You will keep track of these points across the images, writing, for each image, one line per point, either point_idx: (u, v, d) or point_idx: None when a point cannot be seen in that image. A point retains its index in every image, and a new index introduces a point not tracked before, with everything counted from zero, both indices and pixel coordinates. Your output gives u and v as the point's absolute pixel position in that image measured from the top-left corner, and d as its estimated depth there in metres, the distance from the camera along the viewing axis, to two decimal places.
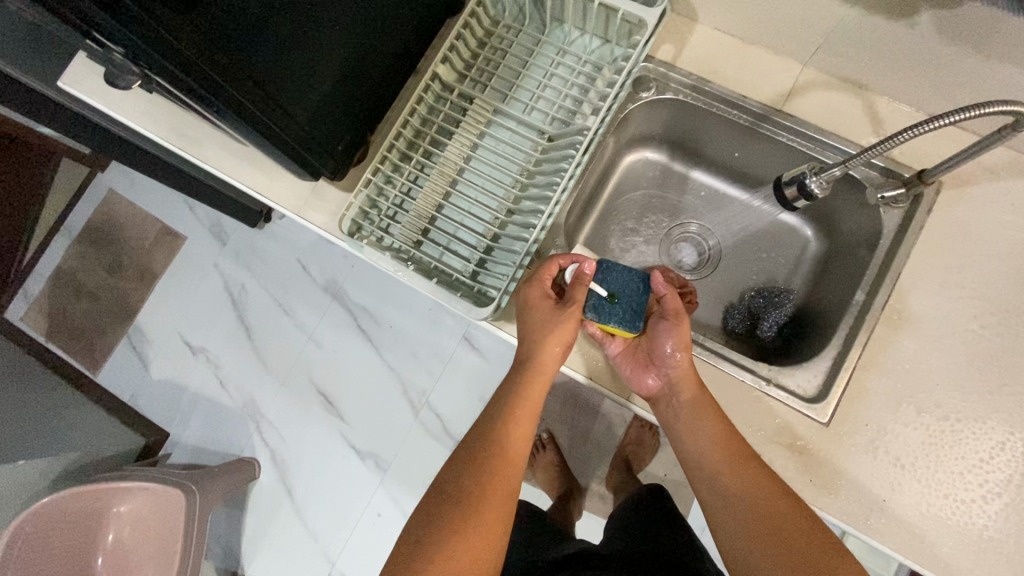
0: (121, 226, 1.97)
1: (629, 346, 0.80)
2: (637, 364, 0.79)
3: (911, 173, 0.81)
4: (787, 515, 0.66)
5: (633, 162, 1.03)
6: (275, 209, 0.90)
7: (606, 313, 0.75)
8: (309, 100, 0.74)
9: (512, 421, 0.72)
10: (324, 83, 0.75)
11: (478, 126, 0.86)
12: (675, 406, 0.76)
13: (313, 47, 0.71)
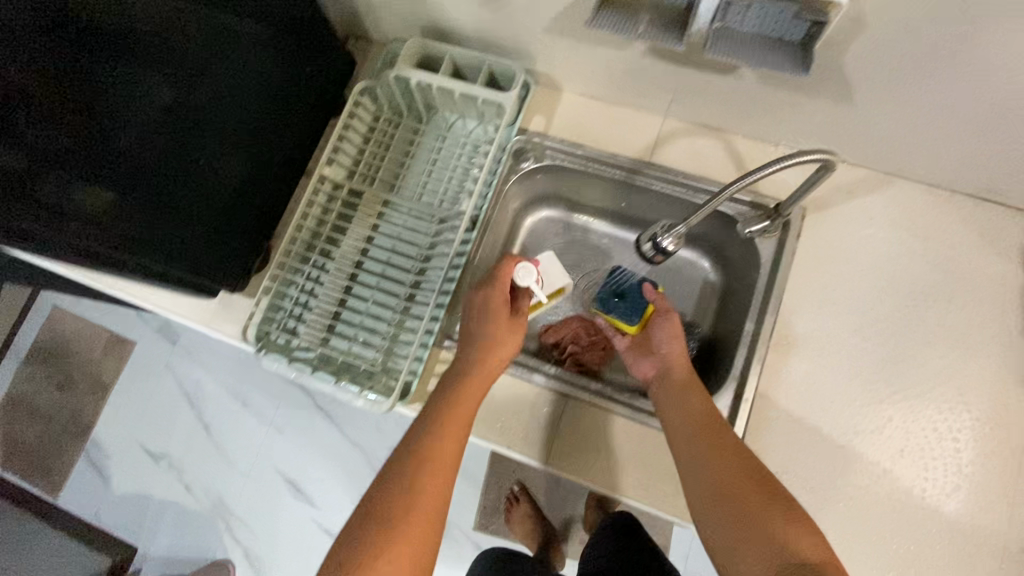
0: (69, 341, 1.95)
1: (636, 343, 0.93)
2: (638, 355, 0.91)
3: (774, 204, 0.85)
4: (767, 498, 0.65)
5: (534, 222, 1.08)
6: (185, 324, 0.91)
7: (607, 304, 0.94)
8: (198, 231, 0.77)
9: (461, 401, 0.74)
10: (211, 212, 0.78)
11: (370, 218, 0.91)
12: (664, 387, 0.81)
13: (196, 184, 0.74)
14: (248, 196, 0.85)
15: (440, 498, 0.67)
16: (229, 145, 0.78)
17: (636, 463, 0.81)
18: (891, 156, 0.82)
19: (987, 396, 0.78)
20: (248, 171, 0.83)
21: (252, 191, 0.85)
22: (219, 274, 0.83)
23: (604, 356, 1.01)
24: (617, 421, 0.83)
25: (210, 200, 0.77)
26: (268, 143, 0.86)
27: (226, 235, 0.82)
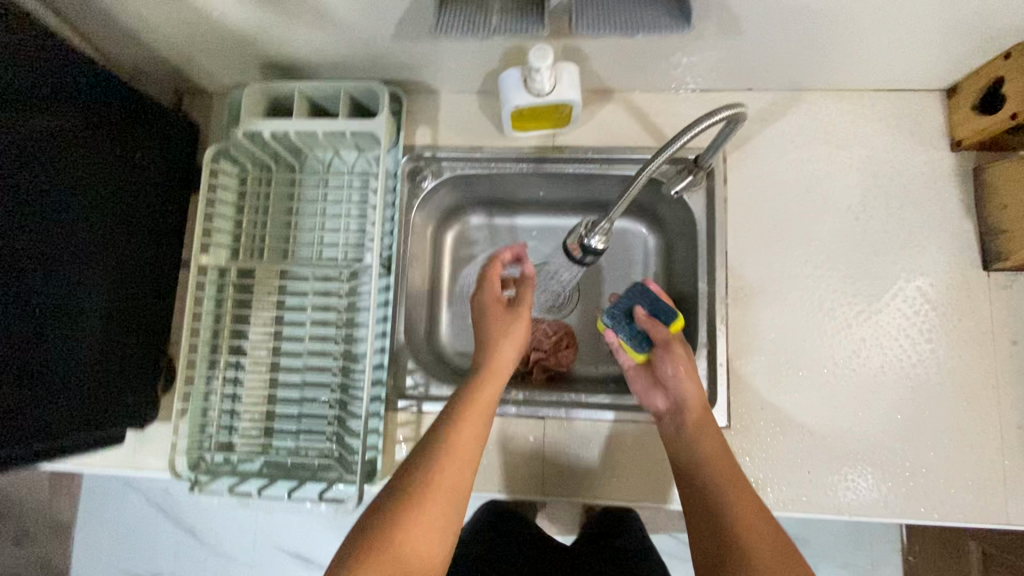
0: (9, 491, 1.76)
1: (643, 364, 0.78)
2: (646, 383, 0.77)
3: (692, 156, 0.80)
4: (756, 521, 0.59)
5: (455, 237, 1.00)
6: (107, 473, 0.80)
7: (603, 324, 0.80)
8: (81, 381, 0.66)
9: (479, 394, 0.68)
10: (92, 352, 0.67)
11: (272, 296, 0.80)
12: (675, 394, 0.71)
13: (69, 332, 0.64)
14: (134, 321, 0.74)
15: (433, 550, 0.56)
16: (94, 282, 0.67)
17: (631, 464, 0.76)
18: (795, 72, 0.77)
19: (947, 288, 0.76)
20: (124, 297, 0.72)
21: (135, 313, 0.74)
22: (131, 415, 0.74)
23: (569, 354, 0.95)
24: (600, 428, 0.78)
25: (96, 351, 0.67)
26: (134, 255, 0.73)
27: (125, 373, 0.72)
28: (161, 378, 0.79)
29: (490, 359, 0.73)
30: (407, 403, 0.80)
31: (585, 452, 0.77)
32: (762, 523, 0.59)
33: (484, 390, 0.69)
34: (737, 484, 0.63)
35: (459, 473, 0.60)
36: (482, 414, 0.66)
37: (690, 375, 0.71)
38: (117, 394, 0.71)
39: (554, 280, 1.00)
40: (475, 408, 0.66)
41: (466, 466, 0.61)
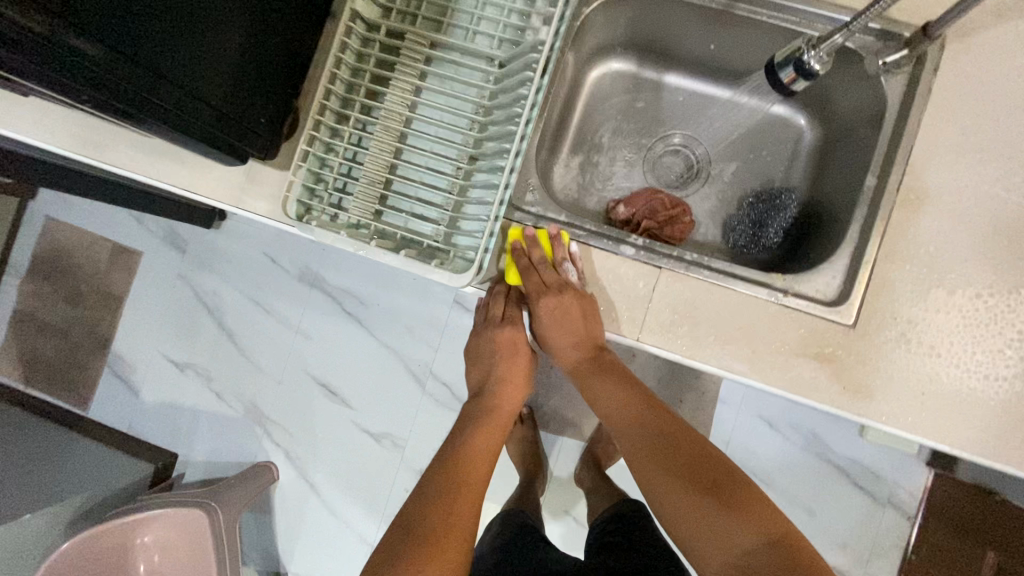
0: (70, 253, 1.82)
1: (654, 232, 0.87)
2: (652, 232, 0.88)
3: (912, 31, 0.71)
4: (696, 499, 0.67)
5: (599, 78, 0.93)
6: (211, 205, 0.79)
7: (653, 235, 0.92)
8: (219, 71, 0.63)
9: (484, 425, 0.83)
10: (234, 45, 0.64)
11: (416, 66, 0.75)
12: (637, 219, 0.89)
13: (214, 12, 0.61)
14: (271, 31, 0.68)
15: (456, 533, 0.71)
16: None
17: (742, 337, 0.72)
18: None
19: None
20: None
21: (274, 23, 0.68)
22: (248, 132, 0.70)
23: (685, 228, 0.88)
24: (717, 295, 0.73)
25: (222, 39, 0.62)
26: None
27: (249, 82, 0.68)
28: (286, 113, 0.75)
29: (499, 400, 0.86)
30: (523, 216, 0.76)
31: (696, 312, 0.73)
32: (678, 494, 0.69)
33: (490, 424, 0.84)
34: (648, 458, 0.72)
35: (479, 476, 0.77)
36: (488, 445, 0.82)
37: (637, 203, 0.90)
38: (237, 100, 0.67)
39: (687, 152, 0.93)
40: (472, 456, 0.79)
41: (479, 471, 0.78)
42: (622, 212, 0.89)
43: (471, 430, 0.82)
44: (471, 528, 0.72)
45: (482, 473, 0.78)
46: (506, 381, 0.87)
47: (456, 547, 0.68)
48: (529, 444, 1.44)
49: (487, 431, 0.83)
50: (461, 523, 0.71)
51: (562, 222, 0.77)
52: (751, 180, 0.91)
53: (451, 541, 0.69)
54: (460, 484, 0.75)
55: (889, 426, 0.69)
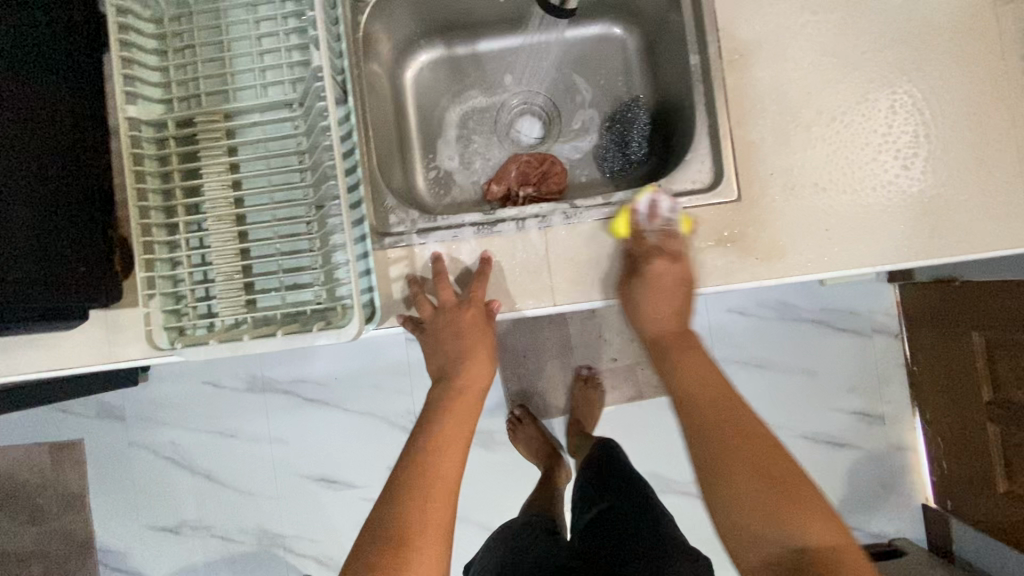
0: (13, 473, 1.70)
1: (528, 188, 0.86)
2: (530, 190, 0.85)
3: None
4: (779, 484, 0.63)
5: (417, 75, 0.90)
6: (85, 373, 0.73)
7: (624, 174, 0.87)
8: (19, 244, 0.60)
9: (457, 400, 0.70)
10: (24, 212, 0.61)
11: (220, 143, 0.70)
12: (511, 191, 0.86)
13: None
14: (51, 163, 0.64)
15: (428, 528, 0.61)
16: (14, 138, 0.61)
17: (647, 256, 0.71)
18: None
19: (959, 10, 0.70)
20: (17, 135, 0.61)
21: (47, 156, 0.64)
22: (72, 287, 0.65)
23: (561, 177, 0.87)
24: (607, 226, 0.71)
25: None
26: None
27: (54, 223, 0.64)
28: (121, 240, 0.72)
29: (463, 380, 0.72)
30: (394, 239, 0.73)
31: (597, 252, 0.71)
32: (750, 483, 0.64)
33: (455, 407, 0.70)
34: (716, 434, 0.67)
35: (452, 466, 0.66)
36: (462, 438, 0.69)
37: (502, 180, 0.87)
38: (48, 247, 0.63)
39: (531, 106, 0.92)
40: (448, 437, 0.68)
41: (452, 457, 0.67)
42: (497, 189, 0.87)
43: (436, 425, 0.69)
44: (447, 522, 0.63)
45: (455, 475, 0.66)
46: (469, 359, 0.72)
47: (432, 549, 0.60)
48: (537, 440, 1.38)
49: (456, 417, 0.70)
50: (440, 511, 0.63)
51: (439, 227, 0.73)
52: (601, 106, 0.91)
53: (423, 533, 0.61)
54: (434, 481, 0.64)
55: (810, 274, 0.70)
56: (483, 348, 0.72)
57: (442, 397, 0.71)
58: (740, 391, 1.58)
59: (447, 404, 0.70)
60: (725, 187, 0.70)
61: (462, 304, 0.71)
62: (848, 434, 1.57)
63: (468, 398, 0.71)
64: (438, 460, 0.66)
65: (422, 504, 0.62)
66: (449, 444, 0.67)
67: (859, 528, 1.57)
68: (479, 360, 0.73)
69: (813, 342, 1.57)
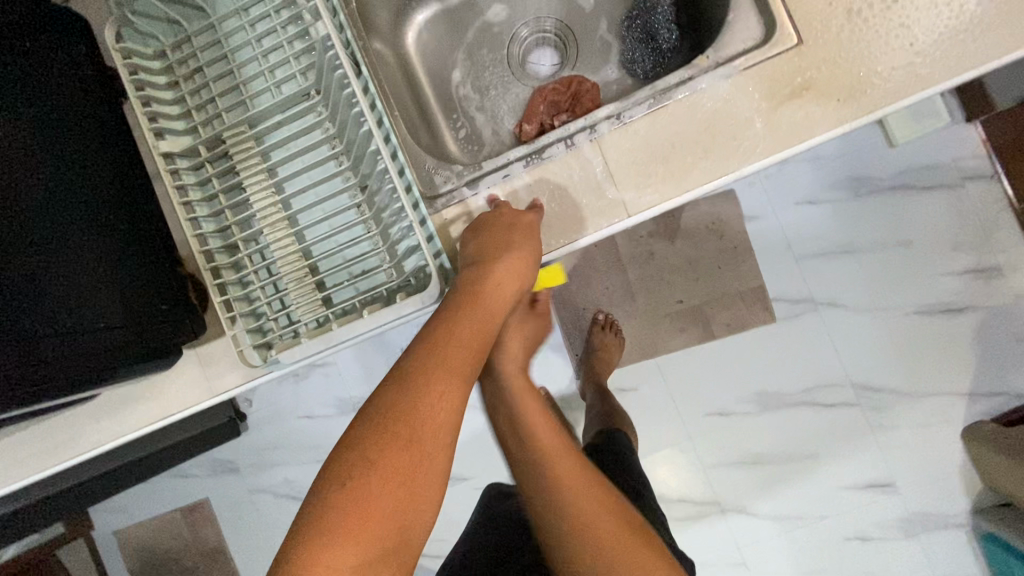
0: (157, 542, 1.80)
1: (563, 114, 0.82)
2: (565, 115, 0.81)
3: None
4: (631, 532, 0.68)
5: (419, 38, 0.87)
6: (194, 413, 0.74)
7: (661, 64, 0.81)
8: (113, 296, 0.63)
9: (489, 288, 0.64)
10: (105, 266, 0.63)
11: (253, 153, 0.70)
12: (547, 122, 0.82)
13: (81, 254, 0.61)
14: (92, 220, 0.64)
15: (441, 415, 0.55)
16: (74, 197, 0.63)
17: (715, 135, 0.64)
18: None
19: None
20: (27, 192, 0.58)
21: (103, 208, 0.66)
22: (164, 324, 0.68)
23: (593, 95, 0.82)
24: (664, 117, 0.65)
25: (76, 262, 0.61)
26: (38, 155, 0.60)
27: (130, 269, 0.66)
28: (167, 273, 0.71)
29: (501, 267, 0.64)
30: (447, 198, 0.69)
31: (659, 148, 0.65)
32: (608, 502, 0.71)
33: (471, 316, 0.62)
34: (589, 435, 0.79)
35: (473, 357, 0.60)
36: (473, 355, 0.60)
37: (533, 117, 0.83)
38: (131, 292, 0.65)
39: (540, 37, 0.89)
40: (472, 328, 0.61)
41: (473, 348, 0.60)
42: (530, 127, 0.82)
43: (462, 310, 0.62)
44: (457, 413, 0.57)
45: (462, 387, 0.58)
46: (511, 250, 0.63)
47: (441, 437, 0.54)
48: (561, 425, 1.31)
49: (480, 308, 0.62)
50: (455, 397, 0.57)
51: (486, 172, 0.69)
52: (613, 11, 0.85)
53: (432, 418, 0.55)
54: (453, 367, 0.58)
55: (903, 100, 0.61)
56: (528, 253, 0.65)
57: (473, 281, 0.63)
58: (832, 283, 1.47)
59: (478, 295, 0.63)
60: (782, 35, 0.63)
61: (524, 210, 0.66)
62: (963, 296, 1.43)
63: (499, 291, 0.64)
64: (457, 347, 0.60)
65: (419, 404, 0.55)
66: (473, 336, 0.61)
67: (1003, 392, 1.43)
68: (515, 265, 0.64)
69: (898, 210, 1.44)
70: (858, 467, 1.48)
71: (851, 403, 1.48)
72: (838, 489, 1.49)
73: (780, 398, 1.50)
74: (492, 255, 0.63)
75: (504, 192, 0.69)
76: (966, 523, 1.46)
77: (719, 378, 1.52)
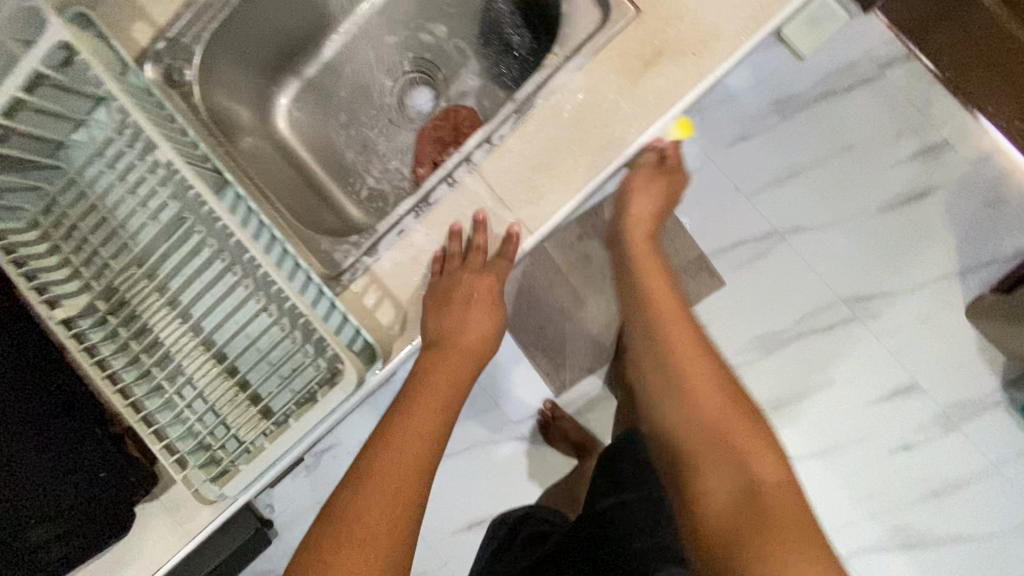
0: None
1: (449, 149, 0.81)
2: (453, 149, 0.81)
3: None
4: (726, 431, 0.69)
5: (290, 120, 0.85)
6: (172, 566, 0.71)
7: (525, 68, 0.79)
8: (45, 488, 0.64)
9: (455, 339, 0.63)
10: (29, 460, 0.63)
11: (152, 290, 0.68)
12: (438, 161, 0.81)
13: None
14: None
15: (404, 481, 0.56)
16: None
17: (588, 126, 0.62)
18: None
19: None
20: None
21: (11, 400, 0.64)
22: (106, 496, 0.66)
23: (472, 120, 0.81)
24: (532, 126, 0.63)
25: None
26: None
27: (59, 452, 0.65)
28: (88, 441, 0.67)
29: (466, 322, 0.64)
30: (351, 271, 0.67)
31: (541, 158, 0.63)
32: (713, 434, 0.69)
33: (431, 391, 0.61)
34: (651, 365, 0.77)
35: (434, 422, 0.60)
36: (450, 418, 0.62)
37: (423, 160, 0.82)
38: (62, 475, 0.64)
39: (405, 78, 0.86)
40: (439, 389, 0.61)
41: (437, 410, 0.60)
42: (424, 170, 0.81)
43: (427, 371, 0.62)
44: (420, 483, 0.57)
45: (426, 456, 0.58)
46: (472, 305, 0.64)
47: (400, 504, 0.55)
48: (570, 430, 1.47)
49: (444, 369, 0.62)
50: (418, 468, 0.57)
51: (382, 235, 0.66)
52: (468, 29, 0.83)
53: (392, 489, 0.55)
54: (417, 433, 0.59)
55: (759, 33, 0.58)
56: (491, 305, 0.66)
57: (437, 335, 0.63)
58: (790, 209, 1.44)
59: (442, 355, 0.63)
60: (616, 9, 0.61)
61: (482, 271, 0.63)
62: (921, 181, 1.40)
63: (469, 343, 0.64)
64: (415, 417, 0.60)
65: (379, 478, 0.56)
66: (436, 399, 0.61)
67: (992, 260, 1.40)
68: (477, 320, 0.65)
69: (831, 117, 1.41)
70: (876, 379, 1.45)
71: (848, 319, 1.45)
72: (864, 407, 1.46)
73: (777, 338, 1.47)
74: (453, 313, 0.63)
75: (405, 249, 0.66)
76: (1000, 399, 1.42)
77: (714, 336, 1.49)
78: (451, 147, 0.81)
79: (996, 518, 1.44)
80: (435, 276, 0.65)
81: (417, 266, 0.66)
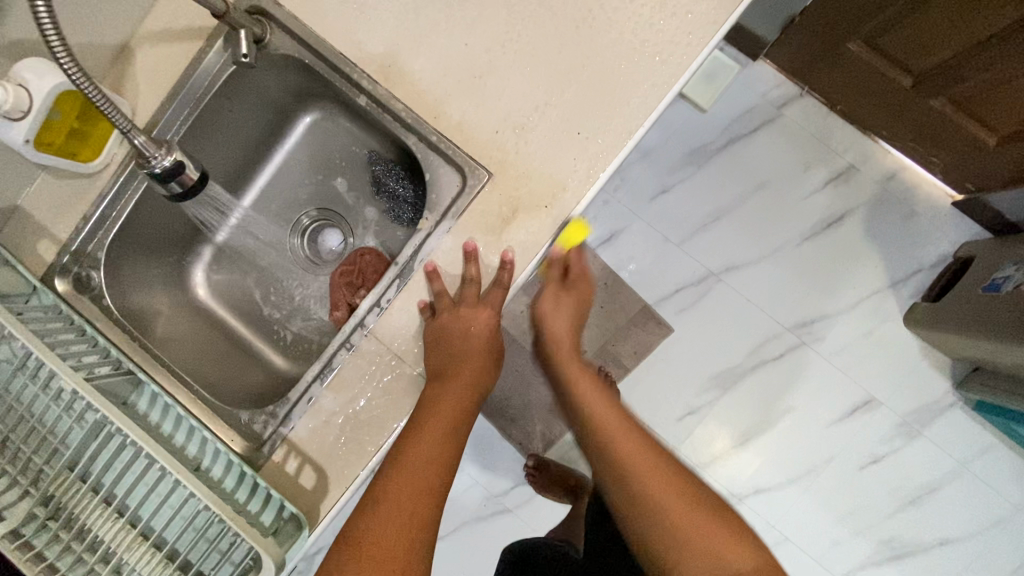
0: None
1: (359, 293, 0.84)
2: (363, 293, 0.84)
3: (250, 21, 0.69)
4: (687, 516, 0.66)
5: (206, 284, 0.89)
6: None
7: (417, 210, 0.84)
8: None
9: (453, 367, 0.67)
10: None
11: (87, 490, 0.71)
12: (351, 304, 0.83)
13: None
14: None
15: (414, 513, 0.59)
16: None
17: (481, 247, 0.67)
18: None
19: None
20: None
21: None
22: None
23: (377, 263, 0.86)
24: (416, 286, 0.69)
25: None
26: None
27: None
28: None
29: (464, 347, 0.67)
30: (270, 443, 0.70)
31: (453, 269, 0.69)
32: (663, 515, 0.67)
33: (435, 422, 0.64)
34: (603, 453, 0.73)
35: (439, 451, 0.63)
36: (455, 443, 0.64)
37: (338, 304, 0.85)
38: None
39: (314, 225, 0.91)
40: (443, 415, 0.64)
41: (440, 438, 0.63)
42: (340, 314, 0.83)
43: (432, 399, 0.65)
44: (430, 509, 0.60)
45: (433, 483, 0.61)
46: (468, 334, 0.66)
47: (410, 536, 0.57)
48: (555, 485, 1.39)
49: (448, 395, 0.65)
50: (427, 494, 0.60)
51: (294, 404, 0.70)
52: (360, 176, 0.88)
53: (401, 521, 0.58)
54: (426, 461, 0.61)
55: (596, 183, 0.65)
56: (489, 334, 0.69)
57: (439, 364, 0.66)
58: (720, 250, 1.50)
59: (445, 383, 0.65)
60: (469, 176, 0.67)
61: (477, 304, 0.67)
62: (837, 205, 1.47)
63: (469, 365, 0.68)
64: (422, 448, 0.62)
65: (387, 513, 0.58)
66: (440, 427, 0.64)
67: (918, 269, 1.46)
68: (476, 348, 0.68)
69: (740, 159, 1.49)
70: (834, 398, 1.48)
71: (796, 346, 1.49)
72: (828, 427, 1.49)
73: (733, 372, 1.50)
74: (451, 343, 0.66)
75: (316, 417, 0.70)
76: (955, 399, 1.46)
77: (673, 382, 1.52)
78: (357, 292, 0.84)
79: (975, 516, 1.46)
80: (428, 319, 0.68)
81: (329, 430, 0.70)
